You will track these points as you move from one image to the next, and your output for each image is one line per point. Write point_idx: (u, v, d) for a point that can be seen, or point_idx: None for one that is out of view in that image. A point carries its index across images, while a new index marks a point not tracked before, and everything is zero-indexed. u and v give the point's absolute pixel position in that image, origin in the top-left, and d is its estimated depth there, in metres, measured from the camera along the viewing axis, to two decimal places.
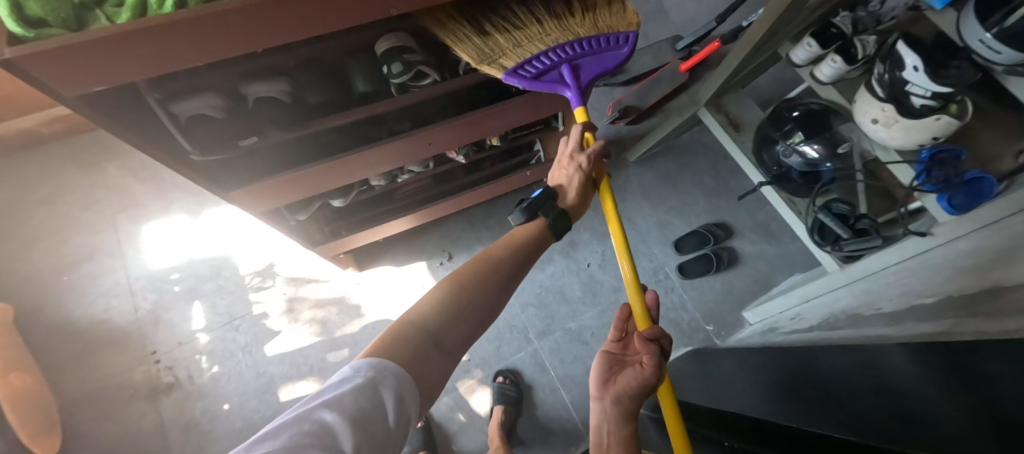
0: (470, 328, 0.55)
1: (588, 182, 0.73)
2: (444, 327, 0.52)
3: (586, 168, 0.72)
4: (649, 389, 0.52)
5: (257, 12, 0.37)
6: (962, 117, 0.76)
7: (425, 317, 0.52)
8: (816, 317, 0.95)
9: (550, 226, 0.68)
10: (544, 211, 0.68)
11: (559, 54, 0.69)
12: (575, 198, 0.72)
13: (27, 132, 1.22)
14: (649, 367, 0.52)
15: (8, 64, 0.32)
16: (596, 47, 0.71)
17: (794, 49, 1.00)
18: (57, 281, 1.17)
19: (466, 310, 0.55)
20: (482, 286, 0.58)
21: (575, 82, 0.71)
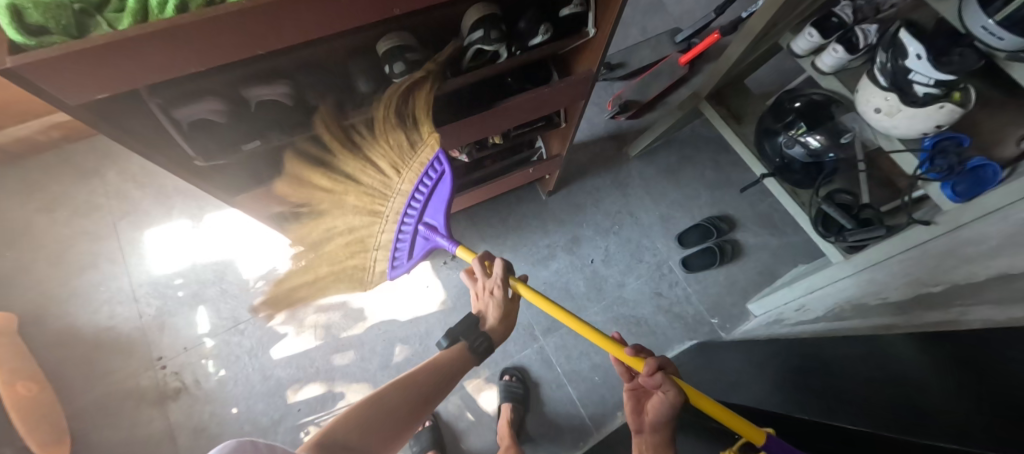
0: (378, 444, 0.60)
1: (506, 301, 0.73)
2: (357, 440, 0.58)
3: (496, 294, 0.72)
4: (678, 408, 0.53)
5: (254, 15, 0.37)
6: (965, 104, 0.76)
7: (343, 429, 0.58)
8: (820, 307, 0.95)
9: (469, 350, 0.72)
10: (467, 335, 0.73)
11: (408, 225, 0.79)
12: (498, 321, 0.74)
13: (25, 140, 1.21)
14: (671, 392, 0.53)
15: (10, 73, 0.32)
16: (427, 187, 0.75)
17: (795, 40, 1.00)
18: (60, 289, 1.16)
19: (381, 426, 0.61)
20: (400, 405, 0.64)
21: (436, 230, 0.79)
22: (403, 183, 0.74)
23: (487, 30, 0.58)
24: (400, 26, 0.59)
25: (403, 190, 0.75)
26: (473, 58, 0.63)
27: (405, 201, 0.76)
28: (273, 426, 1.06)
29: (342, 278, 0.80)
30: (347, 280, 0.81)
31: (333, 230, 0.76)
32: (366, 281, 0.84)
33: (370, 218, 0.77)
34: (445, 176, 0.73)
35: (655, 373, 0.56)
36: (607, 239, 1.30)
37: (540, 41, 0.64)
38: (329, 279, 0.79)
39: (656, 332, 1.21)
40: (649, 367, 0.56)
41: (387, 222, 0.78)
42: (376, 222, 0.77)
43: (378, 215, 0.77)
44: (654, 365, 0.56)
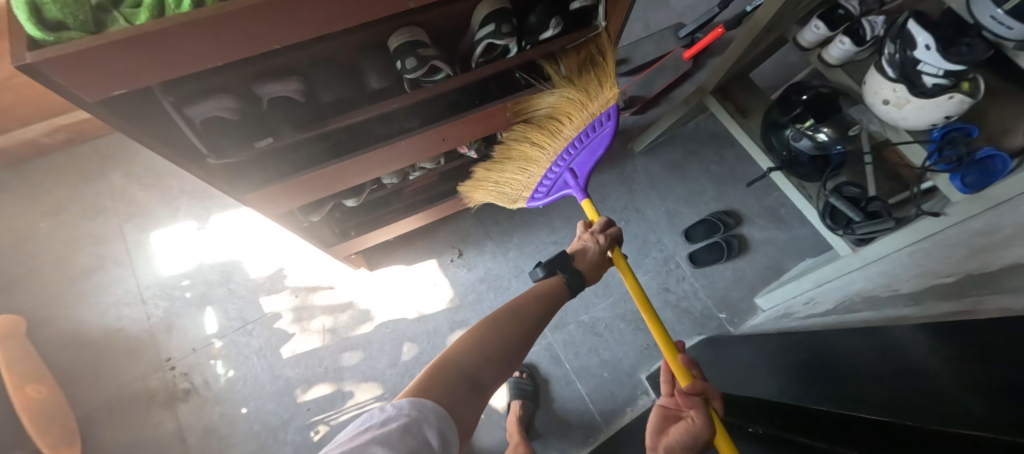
0: (499, 372, 0.54)
1: (603, 257, 0.73)
2: (479, 368, 0.52)
3: (601, 242, 0.73)
4: (699, 444, 0.53)
5: (272, 11, 0.37)
6: (974, 95, 0.75)
7: (462, 359, 0.52)
8: (830, 300, 0.95)
9: (567, 285, 0.67)
10: (563, 270, 0.67)
11: (558, 167, 0.89)
12: (591, 265, 0.70)
13: (30, 143, 1.21)
14: (698, 419, 0.54)
15: (29, 69, 0.32)
16: (585, 138, 0.85)
17: (801, 32, 0.99)
18: (67, 291, 1.16)
19: (502, 356, 0.55)
20: (516, 331, 0.58)
21: (575, 180, 0.88)
22: (571, 129, 0.83)
23: (498, 24, 0.58)
24: (412, 21, 0.59)
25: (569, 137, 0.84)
26: (484, 54, 0.62)
27: (565, 145, 0.85)
28: (283, 426, 1.06)
29: (498, 194, 0.98)
30: (501, 196, 0.98)
31: (508, 156, 0.90)
32: (511, 202, 1.00)
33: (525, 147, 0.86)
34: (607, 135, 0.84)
35: (693, 395, 0.57)
36: None
37: (550, 35, 0.64)
38: (490, 192, 0.98)
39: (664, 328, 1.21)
40: (689, 387, 0.57)
41: (541, 164, 0.89)
42: (535, 164, 0.90)
43: (540, 153, 0.87)
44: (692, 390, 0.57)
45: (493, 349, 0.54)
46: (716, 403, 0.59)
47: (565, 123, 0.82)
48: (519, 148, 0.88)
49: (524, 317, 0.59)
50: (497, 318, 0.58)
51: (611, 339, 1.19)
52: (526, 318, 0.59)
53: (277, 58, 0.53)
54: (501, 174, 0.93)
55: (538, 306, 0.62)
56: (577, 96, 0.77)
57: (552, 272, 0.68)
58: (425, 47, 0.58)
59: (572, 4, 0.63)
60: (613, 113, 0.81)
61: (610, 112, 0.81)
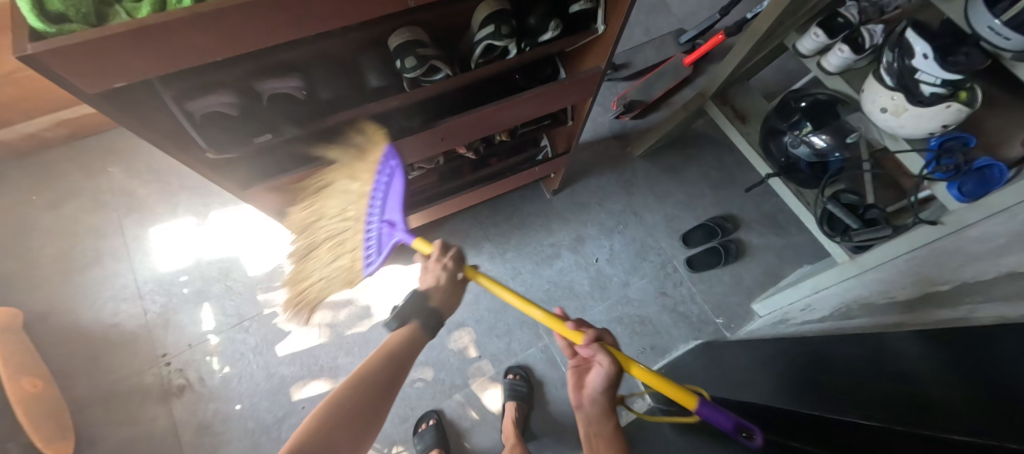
0: (352, 442, 0.53)
1: (455, 280, 0.72)
2: (329, 444, 0.51)
3: (450, 266, 0.71)
4: (614, 379, 0.58)
5: (271, 6, 0.37)
6: (972, 104, 0.76)
7: (310, 438, 0.50)
8: (827, 306, 0.95)
9: (422, 327, 0.68)
10: (415, 313, 0.67)
11: (372, 223, 0.73)
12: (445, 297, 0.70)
13: (33, 137, 1.22)
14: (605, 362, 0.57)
15: (29, 59, 0.32)
16: (385, 184, 0.71)
17: (801, 39, 1.00)
18: (66, 285, 1.17)
19: (357, 419, 0.55)
20: (375, 392, 0.58)
21: (395, 226, 0.75)
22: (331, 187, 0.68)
23: (498, 25, 0.58)
24: (414, 21, 0.60)
25: (361, 190, 0.69)
26: (483, 55, 0.62)
27: (366, 202, 0.71)
28: (278, 423, 1.06)
29: (332, 277, 0.71)
30: (336, 280, 0.71)
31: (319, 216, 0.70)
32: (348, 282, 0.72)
33: (348, 221, 0.70)
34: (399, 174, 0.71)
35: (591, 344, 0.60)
36: (611, 238, 1.30)
37: (550, 37, 0.64)
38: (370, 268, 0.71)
39: (661, 332, 1.21)
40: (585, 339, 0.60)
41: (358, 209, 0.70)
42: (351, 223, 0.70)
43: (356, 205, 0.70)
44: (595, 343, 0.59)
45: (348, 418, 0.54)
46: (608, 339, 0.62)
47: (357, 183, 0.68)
48: (319, 233, 0.70)
49: (378, 374, 0.60)
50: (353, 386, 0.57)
51: None
52: (382, 378, 0.60)
53: (279, 54, 0.54)
54: (322, 264, 0.70)
55: (396, 360, 0.63)
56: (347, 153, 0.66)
57: (404, 321, 0.67)
58: (424, 46, 0.58)
59: (571, 8, 0.64)
60: (393, 152, 0.67)
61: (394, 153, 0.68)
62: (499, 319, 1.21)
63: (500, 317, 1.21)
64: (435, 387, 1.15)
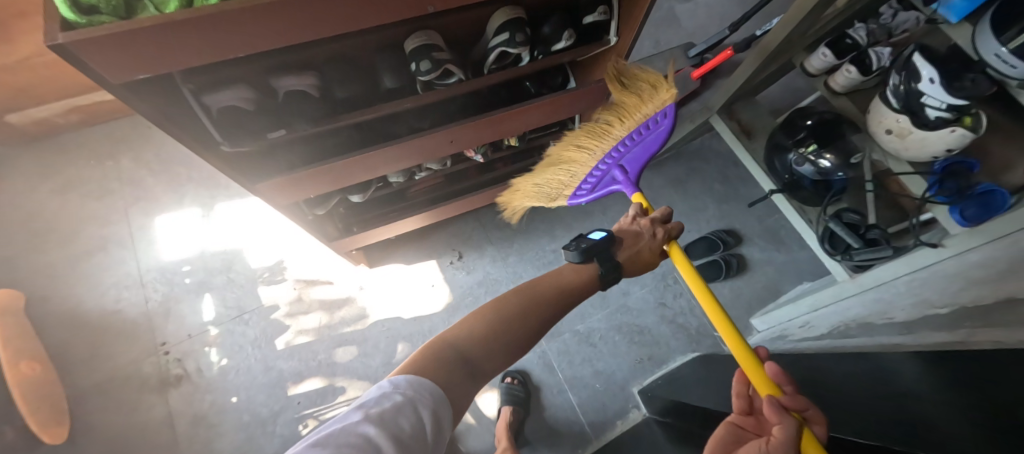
0: (500, 358, 0.52)
1: (654, 248, 0.66)
2: (480, 353, 0.51)
3: (655, 236, 0.66)
4: None
5: (295, 7, 0.38)
6: (975, 130, 0.76)
7: (466, 339, 0.51)
8: (824, 325, 0.97)
9: (600, 278, 0.61)
10: (600, 259, 0.61)
11: (607, 163, 0.81)
12: (631, 258, 0.64)
13: (44, 122, 1.23)
14: (779, 441, 0.44)
15: (59, 49, 0.33)
16: (643, 135, 0.79)
17: (810, 59, 1.03)
18: (68, 271, 1.17)
19: (507, 341, 0.53)
20: (531, 317, 0.55)
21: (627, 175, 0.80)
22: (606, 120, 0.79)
23: (512, 33, 0.59)
24: (428, 25, 0.60)
25: (619, 133, 0.79)
26: (496, 62, 0.64)
27: (615, 144, 0.80)
28: (273, 418, 1.05)
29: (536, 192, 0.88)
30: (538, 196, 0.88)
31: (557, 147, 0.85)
32: (549, 201, 0.87)
33: (578, 147, 0.82)
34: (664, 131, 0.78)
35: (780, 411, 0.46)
36: None
37: (562, 46, 0.65)
38: (561, 193, 0.85)
39: (659, 343, 1.20)
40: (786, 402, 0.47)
41: (590, 149, 0.81)
42: (583, 153, 0.82)
43: (585, 144, 0.82)
44: (788, 419, 0.45)
45: (501, 335, 0.53)
46: (815, 428, 0.48)
47: (616, 124, 0.79)
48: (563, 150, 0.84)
49: (541, 302, 0.57)
50: (513, 303, 0.55)
51: (605, 350, 1.19)
52: (544, 306, 0.56)
53: (296, 54, 0.55)
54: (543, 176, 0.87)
55: (562, 291, 0.58)
56: (632, 97, 0.75)
57: (588, 260, 0.61)
58: (439, 51, 0.59)
59: (584, 19, 0.65)
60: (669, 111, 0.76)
61: (668, 111, 0.77)
62: None
63: None
64: None
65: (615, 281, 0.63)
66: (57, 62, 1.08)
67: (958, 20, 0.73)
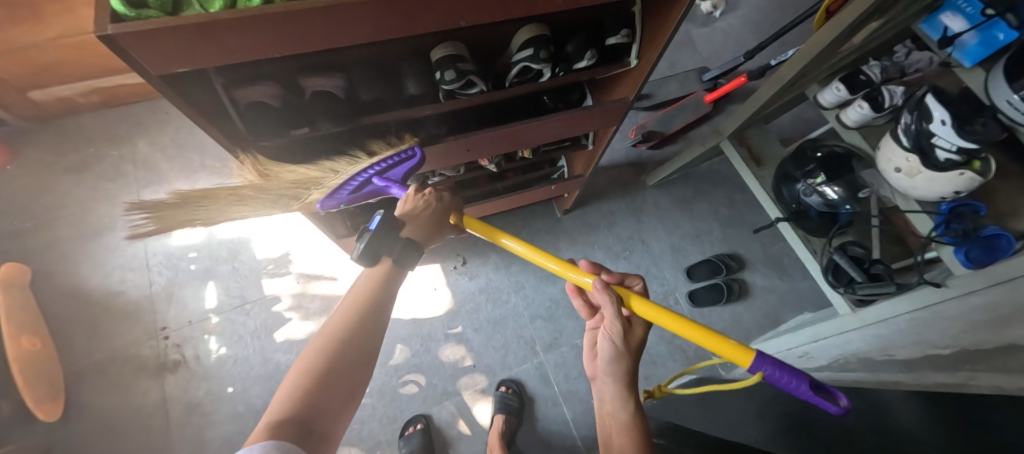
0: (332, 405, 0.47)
1: (433, 220, 0.66)
2: (312, 411, 0.45)
3: (436, 205, 0.67)
4: (622, 343, 0.58)
5: (333, 14, 0.39)
6: (984, 174, 0.77)
7: (285, 409, 0.44)
8: (824, 357, 0.96)
9: (397, 264, 0.61)
10: (389, 245, 0.60)
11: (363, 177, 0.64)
12: (417, 231, 0.64)
13: (66, 100, 1.26)
14: (611, 326, 0.57)
15: (108, 39, 0.34)
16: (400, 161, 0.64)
17: (823, 92, 1.05)
18: (77, 249, 1.18)
19: (330, 378, 0.48)
20: (349, 342, 0.51)
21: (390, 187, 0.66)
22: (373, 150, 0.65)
23: (537, 49, 0.61)
24: (456, 36, 0.62)
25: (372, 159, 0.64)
26: (518, 75, 0.65)
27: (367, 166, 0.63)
28: (267, 410, 1.05)
29: (261, 200, 0.62)
30: (265, 203, 0.63)
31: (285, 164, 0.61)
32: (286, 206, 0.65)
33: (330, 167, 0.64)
34: (415, 161, 0.64)
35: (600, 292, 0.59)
36: (617, 263, 1.31)
37: (585, 65, 0.66)
38: (291, 203, 0.65)
39: (656, 362, 1.20)
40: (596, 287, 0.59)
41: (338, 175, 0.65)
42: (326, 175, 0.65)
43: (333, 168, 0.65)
44: (606, 297, 0.57)
45: (324, 379, 0.48)
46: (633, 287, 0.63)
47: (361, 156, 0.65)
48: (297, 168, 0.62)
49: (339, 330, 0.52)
50: (319, 340, 0.51)
51: None
52: (354, 324, 0.53)
53: (327, 55, 0.56)
54: (270, 187, 0.61)
55: (368, 302, 0.56)
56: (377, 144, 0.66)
57: (378, 256, 0.60)
58: (464, 61, 0.60)
59: (607, 40, 0.66)
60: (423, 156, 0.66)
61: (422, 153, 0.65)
62: (498, 331, 1.21)
63: (499, 329, 1.22)
64: (426, 392, 1.15)
65: (416, 259, 0.63)
66: (84, 44, 1.10)
67: (971, 64, 0.75)
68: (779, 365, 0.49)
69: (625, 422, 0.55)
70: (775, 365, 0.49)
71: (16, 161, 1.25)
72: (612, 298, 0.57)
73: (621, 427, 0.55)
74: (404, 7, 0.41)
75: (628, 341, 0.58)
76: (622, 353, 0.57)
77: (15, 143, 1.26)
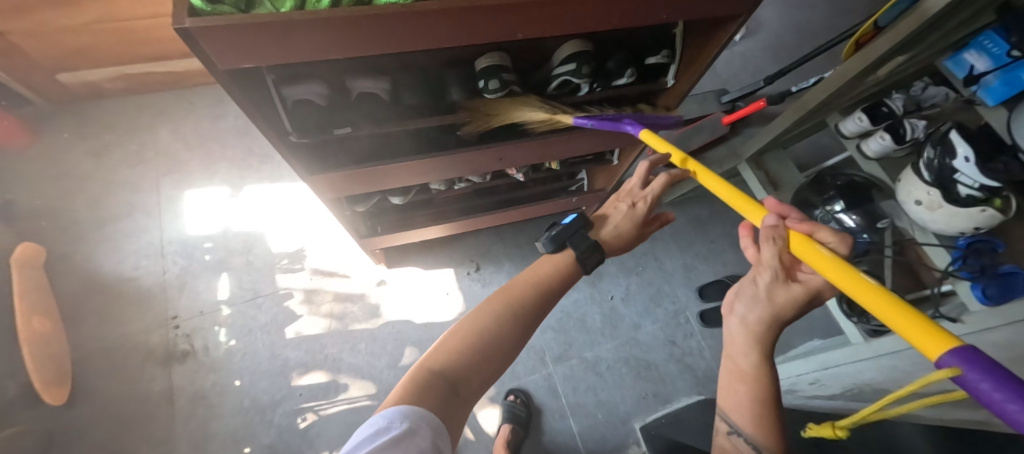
0: (484, 372, 0.50)
1: (637, 226, 0.64)
2: (465, 375, 0.49)
3: (638, 208, 0.63)
4: (769, 296, 0.45)
5: (399, 20, 0.40)
6: (1005, 212, 0.78)
7: (445, 365, 0.48)
8: (837, 386, 0.96)
9: (577, 260, 0.60)
10: (574, 244, 0.60)
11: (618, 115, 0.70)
12: (614, 235, 0.63)
13: (92, 85, 1.27)
14: (766, 272, 0.44)
15: (184, 32, 0.35)
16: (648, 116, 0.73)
17: (844, 121, 1.06)
18: (92, 232, 1.18)
19: (490, 348, 0.51)
20: (516, 320, 0.54)
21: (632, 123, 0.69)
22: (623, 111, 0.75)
23: (580, 64, 0.61)
24: (499, 46, 0.63)
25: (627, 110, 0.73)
26: (558, 88, 0.66)
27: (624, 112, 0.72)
28: (272, 406, 1.03)
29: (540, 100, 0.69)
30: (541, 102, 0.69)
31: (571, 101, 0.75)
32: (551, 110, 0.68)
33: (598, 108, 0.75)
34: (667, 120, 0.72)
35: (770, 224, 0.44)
36: (629, 278, 1.31)
37: (623, 82, 0.67)
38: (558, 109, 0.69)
39: (665, 381, 1.18)
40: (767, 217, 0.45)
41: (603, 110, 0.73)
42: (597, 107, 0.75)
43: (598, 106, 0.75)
44: (770, 234, 0.43)
45: (486, 347, 0.51)
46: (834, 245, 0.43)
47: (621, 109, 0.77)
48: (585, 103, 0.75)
49: (515, 306, 0.55)
50: (492, 309, 0.54)
51: (611, 381, 1.18)
52: (524, 307, 0.55)
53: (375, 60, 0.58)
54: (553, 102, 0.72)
55: (542, 288, 0.58)
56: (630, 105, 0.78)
57: (561, 247, 0.61)
58: (507, 71, 0.61)
59: (647, 59, 0.67)
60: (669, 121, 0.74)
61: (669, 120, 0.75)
62: None
63: None
64: None
65: (598, 265, 0.61)
66: (117, 31, 1.11)
67: (993, 103, 0.75)
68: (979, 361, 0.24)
69: (743, 369, 0.49)
70: (971, 365, 0.24)
71: (38, 142, 1.25)
72: (777, 236, 0.43)
73: (740, 374, 0.50)
74: (466, 16, 0.42)
75: (772, 301, 0.45)
76: (761, 312, 0.46)
77: (37, 123, 1.27)
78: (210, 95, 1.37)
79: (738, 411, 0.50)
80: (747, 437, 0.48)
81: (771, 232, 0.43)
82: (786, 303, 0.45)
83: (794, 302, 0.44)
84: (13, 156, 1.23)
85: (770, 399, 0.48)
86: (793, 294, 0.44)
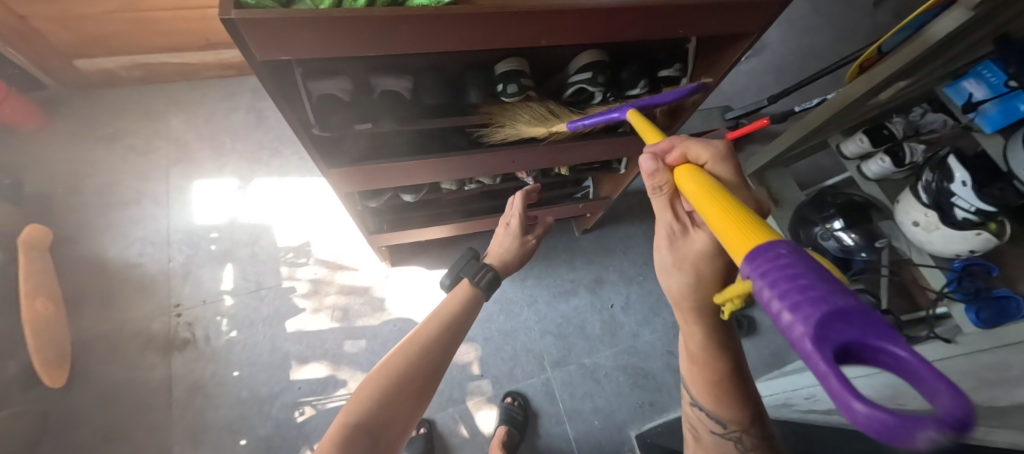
0: (404, 414, 0.51)
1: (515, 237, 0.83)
2: (385, 422, 0.49)
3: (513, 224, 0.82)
4: (675, 244, 0.51)
5: (431, 23, 0.42)
6: (999, 236, 0.80)
7: (364, 414, 0.49)
8: (833, 401, 0.92)
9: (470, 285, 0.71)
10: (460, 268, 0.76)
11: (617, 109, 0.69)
12: (500, 250, 0.82)
13: (108, 72, 1.28)
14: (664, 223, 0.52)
15: (230, 23, 0.37)
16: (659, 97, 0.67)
17: (846, 142, 1.09)
18: (99, 217, 1.19)
19: (407, 387, 0.53)
20: (427, 358, 0.57)
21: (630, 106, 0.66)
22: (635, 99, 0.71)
23: (595, 73, 0.63)
24: (518, 51, 0.64)
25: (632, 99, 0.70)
26: (573, 95, 0.68)
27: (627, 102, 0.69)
28: (271, 399, 1.03)
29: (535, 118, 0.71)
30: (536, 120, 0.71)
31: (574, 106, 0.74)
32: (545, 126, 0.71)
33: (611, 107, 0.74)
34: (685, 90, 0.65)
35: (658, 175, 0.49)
36: (629, 287, 1.32)
37: (637, 93, 0.69)
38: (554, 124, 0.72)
39: (661, 390, 1.19)
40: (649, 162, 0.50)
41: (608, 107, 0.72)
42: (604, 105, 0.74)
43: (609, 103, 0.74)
44: (654, 187, 0.49)
45: (399, 386, 0.52)
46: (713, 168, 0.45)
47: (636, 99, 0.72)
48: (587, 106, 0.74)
49: (424, 343, 0.59)
50: (403, 349, 0.58)
51: (608, 388, 1.18)
52: (431, 343, 0.59)
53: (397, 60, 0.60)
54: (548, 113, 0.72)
55: (448, 323, 0.63)
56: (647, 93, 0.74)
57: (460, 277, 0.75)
58: (525, 77, 0.63)
59: (661, 72, 0.68)
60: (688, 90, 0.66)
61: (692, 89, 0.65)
62: (508, 342, 1.22)
63: (510, 341, 1.22)
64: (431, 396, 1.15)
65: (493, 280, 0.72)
66: (136, 21, 1.13)
67: (991, 131, 0.78)
68: (787, 268, 0.24)
69: (694, 353, 0.55)
70: (764, 275, 0.25)
71: (51, 125, 1.27)
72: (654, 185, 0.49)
73: (692, 357, 0.56)
74: (496, 22, 0.44)
75: (683, 261, 0.52)
76: (677, 278, 0.53)
77: (51, 107, 1.28)
78: (224, 88, 1.39)
79: (695, 388, 0.56)
80: (707, 411, 0.54)
81: (654, 184, 0.49)
82: (695, 256, 0.51)
83: (695, 252, 0.50)
84: (25, 138, 1.24)
85: (722, 378, 0.53)
86: (693, 242, 0.50)
